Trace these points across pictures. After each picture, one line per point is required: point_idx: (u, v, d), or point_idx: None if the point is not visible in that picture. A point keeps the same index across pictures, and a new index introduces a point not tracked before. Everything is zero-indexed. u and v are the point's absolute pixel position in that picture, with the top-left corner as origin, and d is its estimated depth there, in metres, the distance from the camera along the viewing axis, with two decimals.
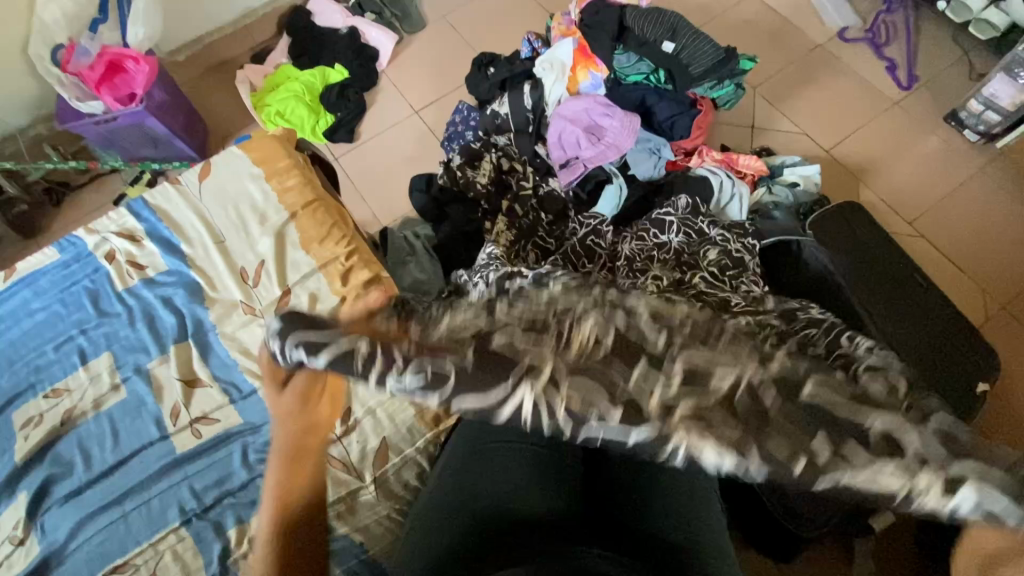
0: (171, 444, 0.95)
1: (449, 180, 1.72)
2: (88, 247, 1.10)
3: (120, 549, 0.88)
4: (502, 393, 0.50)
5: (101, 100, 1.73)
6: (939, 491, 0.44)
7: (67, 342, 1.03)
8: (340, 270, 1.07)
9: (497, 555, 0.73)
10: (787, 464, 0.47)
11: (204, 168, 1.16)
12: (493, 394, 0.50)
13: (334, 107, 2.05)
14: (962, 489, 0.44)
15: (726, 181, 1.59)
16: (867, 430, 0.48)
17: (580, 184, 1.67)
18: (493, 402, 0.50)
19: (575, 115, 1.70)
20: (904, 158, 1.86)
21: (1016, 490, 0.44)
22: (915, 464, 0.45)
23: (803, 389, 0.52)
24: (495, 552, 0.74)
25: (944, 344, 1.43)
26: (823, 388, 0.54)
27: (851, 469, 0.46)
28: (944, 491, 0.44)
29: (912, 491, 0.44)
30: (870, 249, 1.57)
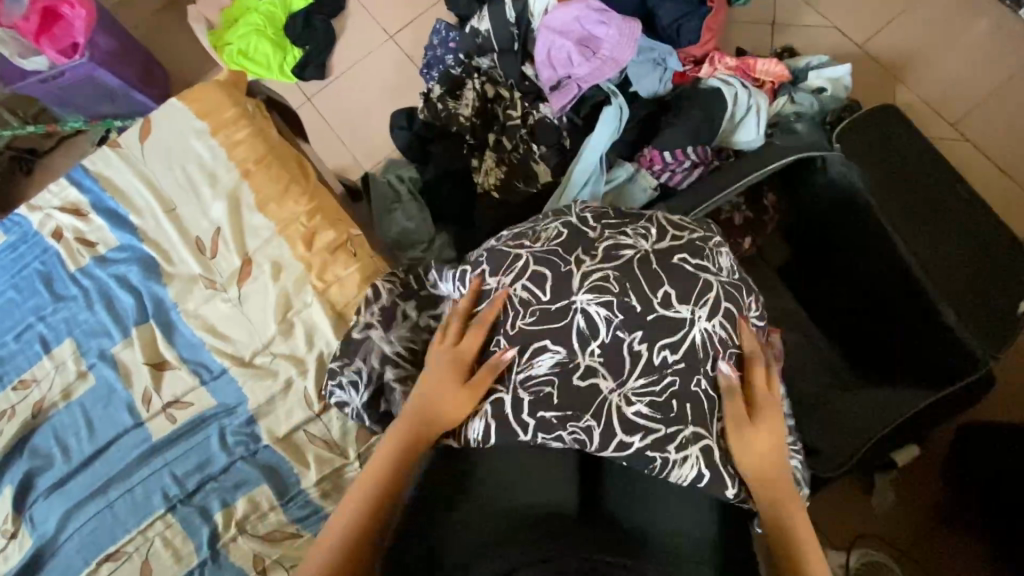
0: (148, 431, 0.91)
1: (431, 116, 1.54)
2: (33, 226, 1.01)
3: (110, 537, 0.86)
4: (520, 261, 0.81)
5: (44, 54, 1.56)
6: (720, 250, 0.85)
7: (27, 330, 0.97)
8: (302, 232, 0.97)
9: (480, 521, 0.70)
10: (687, 288, 0.77)
11: (143, 126, 1.04)
12: (518, 272, 0.81)
13: (300, 39, 1.84)
14: (722, 253, 0.85)
15: (741, 92, 1.39)
16: (719, 256, 0.84)
17: (574, 108, 1.48)
18: (522, 273, 0.81)
19: (565, 27, 1.48)
20: (949, 47, 1.61)
21: (733, 270, 0.85)
22: (719, 250, 0.85)
23: (703, 320, 0.77)
24: (480, 518, 0.70)
25: (982, 270, 1.26)
26: (718, 341, 0.77)
27: (709, 258, 0.82)
28: (720, 252, 0.85)
29: (714, 243, 0.85)
30: (907, 160, 1.37)
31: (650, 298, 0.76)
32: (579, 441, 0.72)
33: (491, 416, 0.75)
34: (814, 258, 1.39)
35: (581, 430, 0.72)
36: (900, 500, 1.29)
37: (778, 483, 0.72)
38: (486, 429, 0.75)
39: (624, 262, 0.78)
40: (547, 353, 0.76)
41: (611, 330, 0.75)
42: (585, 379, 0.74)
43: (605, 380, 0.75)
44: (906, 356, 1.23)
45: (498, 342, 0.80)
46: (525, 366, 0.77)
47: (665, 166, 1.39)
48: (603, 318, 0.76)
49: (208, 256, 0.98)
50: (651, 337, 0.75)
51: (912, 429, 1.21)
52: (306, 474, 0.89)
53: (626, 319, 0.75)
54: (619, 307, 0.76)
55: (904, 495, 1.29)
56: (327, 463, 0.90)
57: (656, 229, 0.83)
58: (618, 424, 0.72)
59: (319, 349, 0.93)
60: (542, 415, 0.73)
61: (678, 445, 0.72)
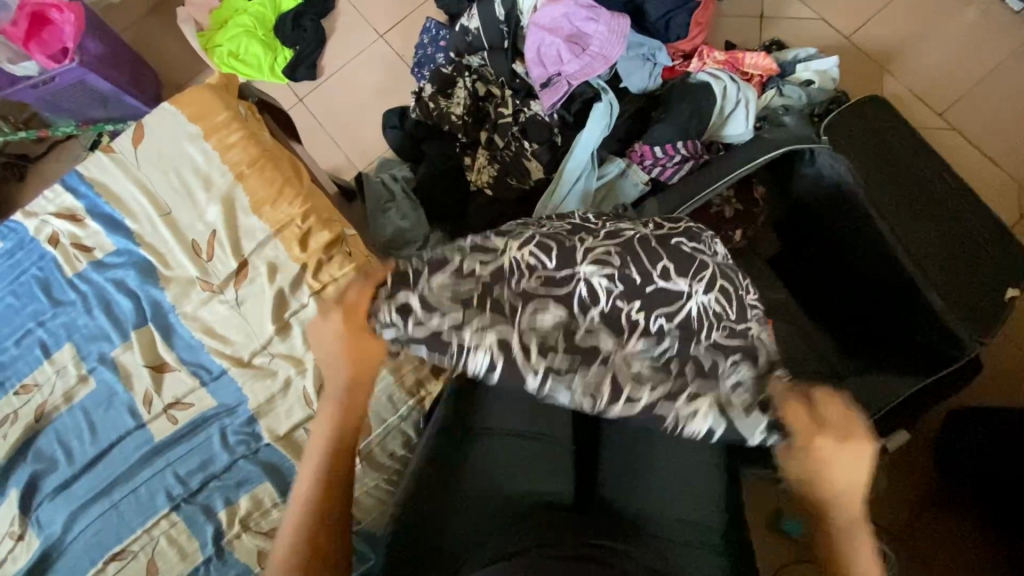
0: (149, 432, 0.93)
1: (423, 115, 1.56)
2: (29, 231, 1.02)
3: (116, 537, 0.87)
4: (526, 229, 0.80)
5: (34, 60, 1.56)
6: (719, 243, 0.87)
7: (27, 335, 0.98)
8: (297, 233, 0.98)
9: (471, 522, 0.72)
10: (687, 269, 0.78)
11: (136, 131, 1.04)
12: (522, 237, 0.79)
13: (290, 40, 1.85)
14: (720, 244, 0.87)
15: (730, 86, 1.41)
16: (717, 245, 0.86)
17: (565, 104, 1.48)
18: (526, 239, 0.79)
19: (554, 24, 1.48)
20: (935, 38, 1.62)
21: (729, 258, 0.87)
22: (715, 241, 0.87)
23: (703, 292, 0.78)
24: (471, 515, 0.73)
25: (970, 256, 1.28)
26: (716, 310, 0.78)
27: (707, 243, 0.84)
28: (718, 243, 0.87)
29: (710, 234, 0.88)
30: (896, 151, 1.38)
31: (649, 271, 0.78)
32: (590, 393, 0.71)
33: (496, 352, 0.70)
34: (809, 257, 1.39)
35: (587, 380, 0.71)
36: (891, 484, 1.32)
37: (835, 498, 0.68)
38: (490, 367, 0.71)
39: (625, 241, 0.81)
40: (550, 307, 0.74)
41: (611, 300, 0.76)
42: (590, 336, 0.74)
43: (607, 337, 0.74)
44: (904, 346, 1.23)
45: (501, 290, 0.75)
46: (531, 315, 0.74)
47: (656, 160, 1.40)
48: (604, 289, 0.76)
49: (205, 260, 0.99)
50: (650, 305, 0.76)
51: (900, 415, 1.24)
52: None
53: (626, 289, 0.76)
54: (622, 279, 0.77)
55: (895, 479, 1.32)
56: None
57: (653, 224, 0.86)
58: (625, 377, 0.72)
59: None
60: (552, 362, 0.71)
61: (689, 399, 0.71)
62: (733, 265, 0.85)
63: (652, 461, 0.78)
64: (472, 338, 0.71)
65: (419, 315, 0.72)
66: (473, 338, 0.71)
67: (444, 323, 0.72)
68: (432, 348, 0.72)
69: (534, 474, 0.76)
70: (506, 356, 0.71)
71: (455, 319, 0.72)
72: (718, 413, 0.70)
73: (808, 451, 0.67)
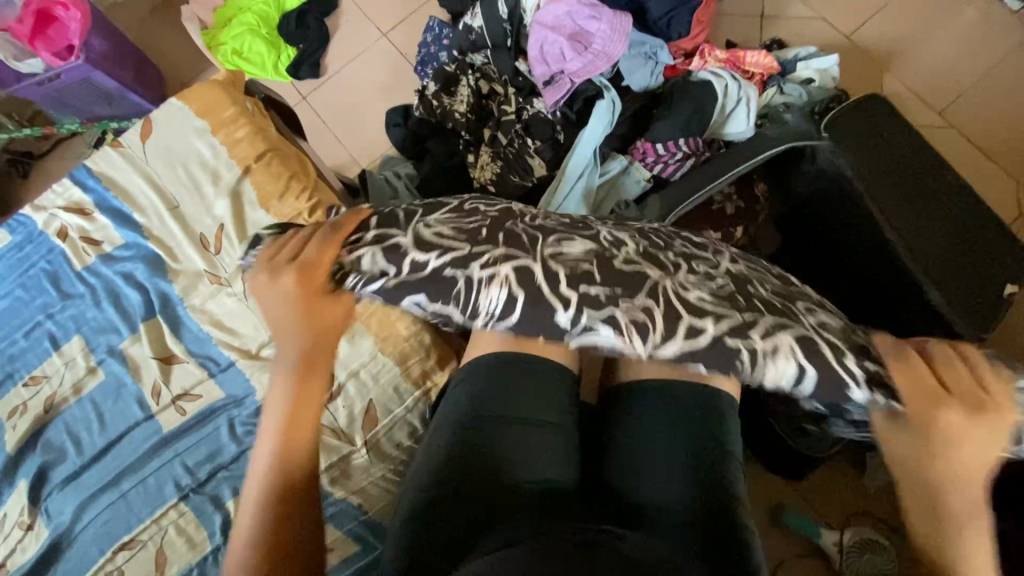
0: (158, 423, 0.93)
1: (427, 113, 1.58)
2: (38, 225, 1.03)
3: (125, 527, 0.88)
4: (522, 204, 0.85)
5: (39, 57, 1.57)
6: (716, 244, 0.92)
7: (36, 327, 1.00)
8: (304, 227, 0.99)
9: (476, 512, 0.72)
10: (698, 253, 0.82)
11: (144, 125, 1.06)
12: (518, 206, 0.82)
13: (294, 38, 1.86)
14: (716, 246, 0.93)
15: (731, 84, 1.42)
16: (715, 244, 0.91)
17: (567, 102, 1.49)
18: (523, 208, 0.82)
19: (557, 22, 1.50)
20: (934, 37, 1.64)
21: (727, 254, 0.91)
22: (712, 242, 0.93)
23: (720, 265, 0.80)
24: (474, 506, 0.73)
25: (969, 252, 1.29)
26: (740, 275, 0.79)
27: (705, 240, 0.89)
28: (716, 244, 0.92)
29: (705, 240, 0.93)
30: (896, 148, 1.40)
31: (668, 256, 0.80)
32: (639, 317, 0.68)
33: (514, 283, 0.68)
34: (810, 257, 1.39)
35: (634, 308, 0.68)
36: None
37: (957, 481, 0.64)
38: (508, 300, 0.68)
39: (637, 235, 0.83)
40: (576, 243, 0.74)
41: (635, 253, 0.76)
42: (628, 266, 0.74)
43: (652, 269, 0.74)
44: None
45: (515, 226, 0.75)
46: (555, 247, 0.73)
47: (657, 158, 1.42)
48: (627, 247, 0.77)
49: (213, 254, 1.00)
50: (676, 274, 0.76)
51: None
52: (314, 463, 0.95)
53: (648, 253, 0.77)
54: (639, 245, 0.79)
55: None
56: (333, 451, 0.96)
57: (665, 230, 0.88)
58: (683, 305, 0.70)
59: None
60: (587, 289, 0.69)
61: (764, 334, 0.69)
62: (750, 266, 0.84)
63: (652, 451, 0.79)
64: (482, 267, 0.68)
65: (414, 257, 0.69)
66: (484, 271, 0.68)
67: (462, 254, 0.70)
68: (439, 286, 0.68)
69: (535, 461, 0.78)
70: (525, 289, 0.68)
71: (458, 256, 0.70)
72: (801, 349, 0.69)
73: (929, 425, 0.64)
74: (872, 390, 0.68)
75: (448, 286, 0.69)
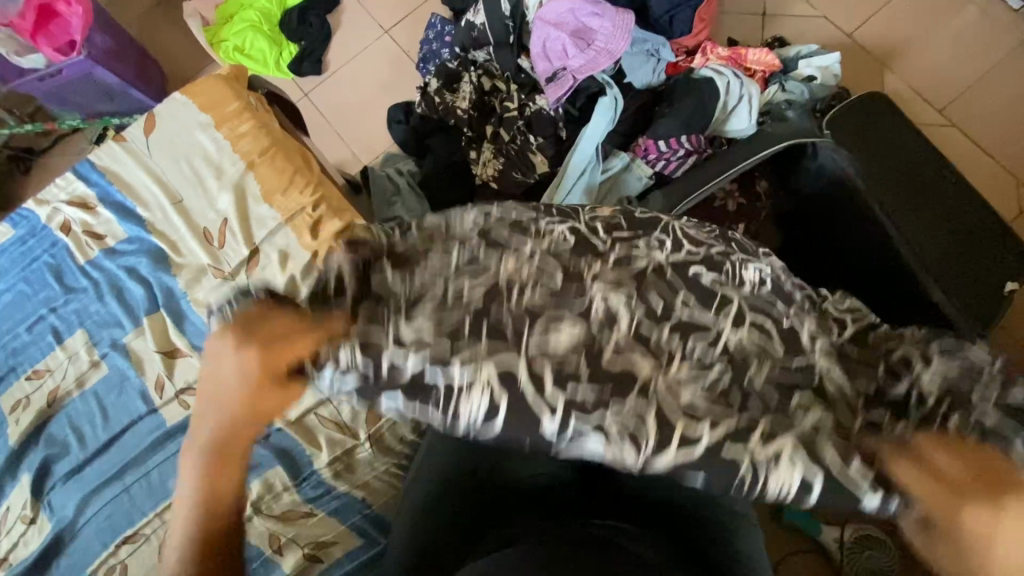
0: (161, 417, 0.93)
1: (429, 110, 1.57)
2: (41, 219, 1.04)
3: (128, 520, 0.88)
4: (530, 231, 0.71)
5: (41, 52, 1.56)
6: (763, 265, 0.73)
7: (39, 321, 1.00)
8: (308, 221, 0.99)
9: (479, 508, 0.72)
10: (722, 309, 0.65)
11: (148, 120, 1.06)
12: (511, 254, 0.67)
13: (296, 35, 1.86)
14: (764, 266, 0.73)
15: (733, 82, 1.42)
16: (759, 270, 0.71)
17: (570, 98, 1.49)
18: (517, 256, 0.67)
19: (560, 19, 1.50)
20: (936, 36, 1.64)
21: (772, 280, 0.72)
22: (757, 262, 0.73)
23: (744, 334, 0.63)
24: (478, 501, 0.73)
25: (971, 250, 1.30)
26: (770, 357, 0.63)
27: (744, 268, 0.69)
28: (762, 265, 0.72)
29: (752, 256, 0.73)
30: (896, 146, 1.40)
31: (666, 304, 0.64)
32: (627, 431, 0.55)
33: (496, 388, 0.56)
34: (816, 263, 1.37)
35: (624, 416, 0.56)
36: None
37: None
38: (490, 408, 0.55)
39: (629, 269, 0.67)
40: (562, 328, 0.61)
41: (633, 326, 0.62)
42: (618, 359, 0.59)
43: (645, 360, 0.59)
44: None
45: (493, 313, 0.61)
46: (535, 334, 0.60)
47: (660, 154, 1.41)
48: (623, 317, 0.62)
49: (217, 249, 1.00)
50: (674, 347, 0.61)
51: None
52: (319, 457, 0.97)
53: (651, 322, 0.63)
54: (640, 308, 0.64)
55: None
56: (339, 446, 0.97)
57: (671, 242, 0.71)
58: (675, 414, 0.56)
59: None
60: (573, 393, 0.56)
61: (768, 439, 0.55)
62: (774, 299, 0.67)
63: None
64: (465, 372, 0.56)
65: (392, 353, 0.57)
66: (466, 373, 0.56)
67: (425, 359, 0.57)
68: (415, 389, 0.56)
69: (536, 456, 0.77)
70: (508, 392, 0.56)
71: (438, 353, 0.58)
72: (804, 455, 0.54)
73: (948, 529, 0.51)
74: (885, 494, 0.53)
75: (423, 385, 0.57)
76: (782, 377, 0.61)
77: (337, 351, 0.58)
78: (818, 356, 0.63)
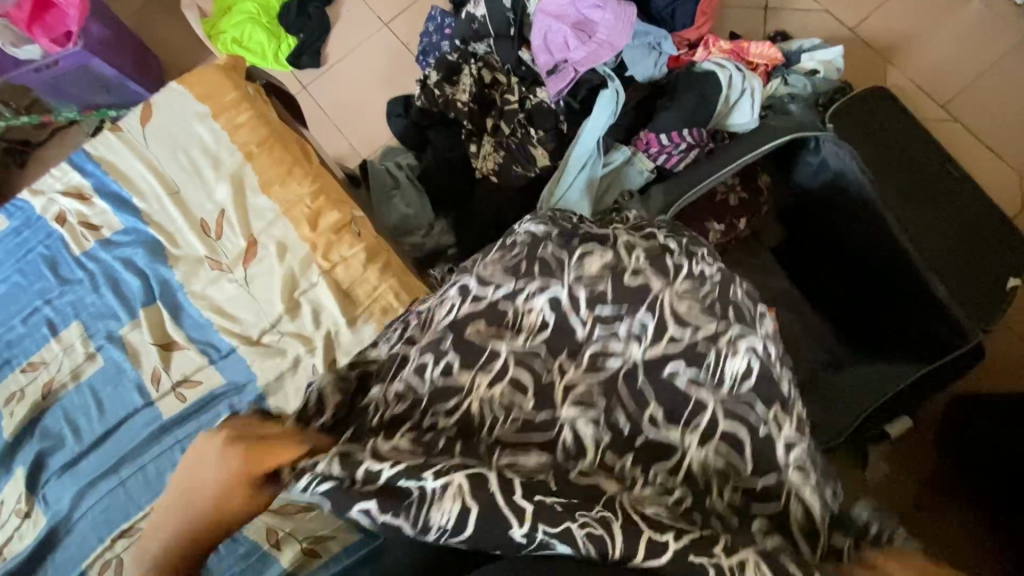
0: (158, 410, 0.92)
1: (428, 103, 1.55)
2: (36, 210, 1.02)
3: (124, 514, 0.87)
4: (524, 328, 0.82)
5: (37, 43, 1.55)
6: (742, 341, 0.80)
7: (34, 313, 0.99)
8: (306, 212, 0.98)
9: None
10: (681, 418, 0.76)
11: (145, 110, 1.04)
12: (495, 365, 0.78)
13: (295, 27, 1.84)
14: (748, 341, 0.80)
15: (735, 75, 1.41)
16: (740, 352, 0.79)
17: (571, 92, 1.48)
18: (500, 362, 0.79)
19: (562, 12, 1.48)
20: (940, 30, 1.63)
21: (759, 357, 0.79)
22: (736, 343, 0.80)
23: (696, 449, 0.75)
24: None
25: (973, 244, 1.29)
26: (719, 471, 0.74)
27: (715, 364, 0.79)
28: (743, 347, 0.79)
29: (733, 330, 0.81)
30: (901, 141, 1.39)
31: (638, 421, 0.76)
32: (596, 538, 0.60)
33: (466, 497, 0.63)
34: (817, 260, 1.39)
35: (593, 521, 0.62)
36: (892, 471, 1.33)
37: None
38: (461, 514, 0.62)
39: (609, 375, 0.79)
40: (530, 454, 0.73)
41: (600, 451, 0.74)
42: (583, 478, 0.71)
43: (606, 481, 0.71)
44: (909, 332, 1.23)
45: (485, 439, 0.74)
46: (512, 458, 0.72)
47: (661, 148, 1.40)
48: (591, 436, 0.75)
49: (216, 241, 0.99)
50: (642, 464, 0.74)
51: (904, 402, 1.24)
52: None
53: (614, 443, 0.75)
54: (607, 424, 0.76)
55: (897, 467, 1.33)
56: None
57: (653, 330, 0.81)
58: (643, 523, 0.62)
59: (328, 327, 0.95)
60: (540, 499, 0.63)
61: (723, 547, 0.61)
62: (752, 398, 0.77)
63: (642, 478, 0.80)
64: (438, 484, 0.64)
65: (368, 466, 0.65)
66: (437, 483, 0.64)
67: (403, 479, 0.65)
68: (386, 497, 0.64)
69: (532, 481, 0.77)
70: (478, 500, 0.63)
71: (411, 466, 0.66)
72: (766, 563, 0.61)
73: None
74: None
75: (402, 497, 0.64)
76: (750, 496, 0.74)
77: (316, 461, 0.66)
78: (790, 471, 0.74)
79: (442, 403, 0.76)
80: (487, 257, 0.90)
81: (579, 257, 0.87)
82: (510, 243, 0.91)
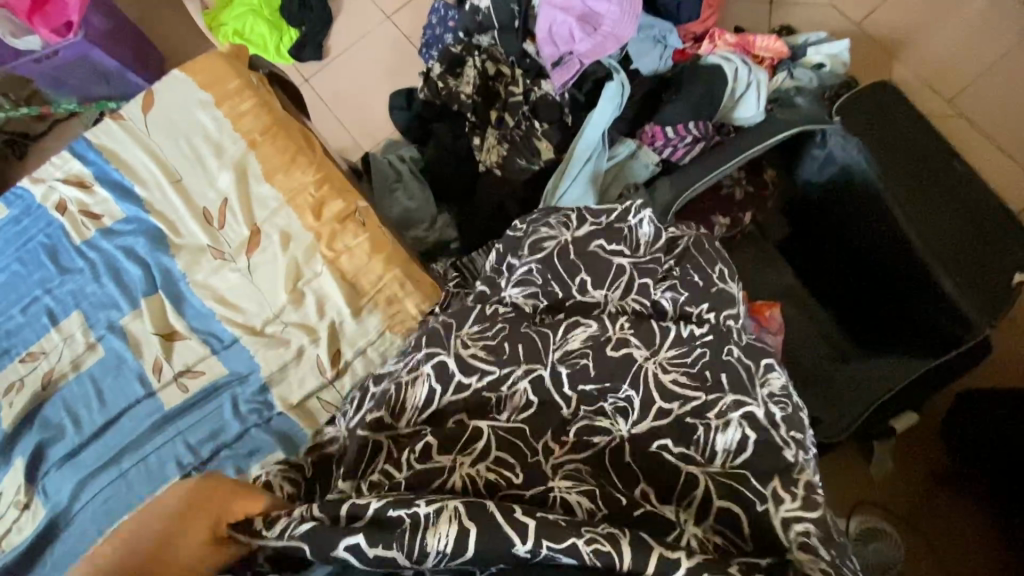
0: (159, 401, 0.91)
1: (431, 95, 1.54)
2: (37, 198, 1.01)
3: (124, 505, 0.85)
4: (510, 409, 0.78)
5: (36, 33, 1.53)
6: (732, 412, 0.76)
7: (34, 303, 0.97)
8: (310, 202, 0.97)
9: None
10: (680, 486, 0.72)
11: (147, 98, 1.03)
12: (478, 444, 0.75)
13: (297, 20, 1.83)
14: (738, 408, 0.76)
15: (741, 68, 1.40)
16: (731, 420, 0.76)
17: (575, 84, 1.47)
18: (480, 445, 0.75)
19: (567, 3, 1.47)
20: (945, 25, 1.63)
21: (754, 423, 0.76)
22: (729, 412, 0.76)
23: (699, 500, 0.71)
24: None
25: (979, 238, 1.28)
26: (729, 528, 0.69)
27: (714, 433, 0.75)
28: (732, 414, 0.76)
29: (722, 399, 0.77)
30: (907, 136, 1.38)
31: (632, 495, 0.71)
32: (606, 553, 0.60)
33: (462, 518, 0.62)
34: (821, 254, 1.38)
35: (597, 534, 0.62)
36: (899, 469, 1.31)
37: None
38: (459, 536, 0.61)
39: (595, 455, 0.75)
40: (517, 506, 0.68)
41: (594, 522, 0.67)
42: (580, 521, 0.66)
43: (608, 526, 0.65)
44: (912, 326, 1.23)
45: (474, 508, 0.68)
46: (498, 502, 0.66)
47: (667, 142, 1.40)
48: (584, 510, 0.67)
49: (220, 230, 0.97)
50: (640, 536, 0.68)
51: (910, 396, 1.23)
52: None
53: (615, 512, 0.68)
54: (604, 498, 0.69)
55: (903, 463, 1.32)
56: None
57: (640, 404, 0.77)
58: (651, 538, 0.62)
59: (331, 318, 0.93)
60: (544, 516, 0.63)
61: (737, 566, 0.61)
62: (743, 470, 0.74)
63: None
64: (430, 509, 0.64)
65: (354, 502, 0.65)
66: (432, 507, 0.64)
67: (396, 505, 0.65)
68: (380, 526, 0.63)
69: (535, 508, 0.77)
70: (476, 519, 0.62)
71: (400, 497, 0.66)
72: None
73: None
74: None
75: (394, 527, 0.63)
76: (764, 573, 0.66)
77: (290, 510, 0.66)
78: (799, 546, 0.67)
79: (427, 486, 0.70)
80: (464, 327, 0.86)
81: (563, 331, 0.83)
82: (494, 313, 0.87)
